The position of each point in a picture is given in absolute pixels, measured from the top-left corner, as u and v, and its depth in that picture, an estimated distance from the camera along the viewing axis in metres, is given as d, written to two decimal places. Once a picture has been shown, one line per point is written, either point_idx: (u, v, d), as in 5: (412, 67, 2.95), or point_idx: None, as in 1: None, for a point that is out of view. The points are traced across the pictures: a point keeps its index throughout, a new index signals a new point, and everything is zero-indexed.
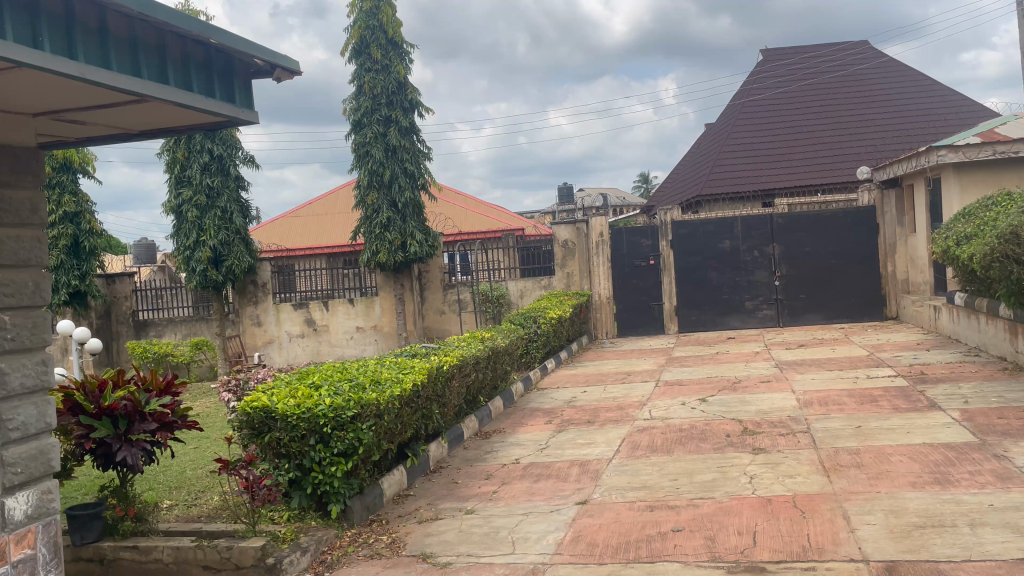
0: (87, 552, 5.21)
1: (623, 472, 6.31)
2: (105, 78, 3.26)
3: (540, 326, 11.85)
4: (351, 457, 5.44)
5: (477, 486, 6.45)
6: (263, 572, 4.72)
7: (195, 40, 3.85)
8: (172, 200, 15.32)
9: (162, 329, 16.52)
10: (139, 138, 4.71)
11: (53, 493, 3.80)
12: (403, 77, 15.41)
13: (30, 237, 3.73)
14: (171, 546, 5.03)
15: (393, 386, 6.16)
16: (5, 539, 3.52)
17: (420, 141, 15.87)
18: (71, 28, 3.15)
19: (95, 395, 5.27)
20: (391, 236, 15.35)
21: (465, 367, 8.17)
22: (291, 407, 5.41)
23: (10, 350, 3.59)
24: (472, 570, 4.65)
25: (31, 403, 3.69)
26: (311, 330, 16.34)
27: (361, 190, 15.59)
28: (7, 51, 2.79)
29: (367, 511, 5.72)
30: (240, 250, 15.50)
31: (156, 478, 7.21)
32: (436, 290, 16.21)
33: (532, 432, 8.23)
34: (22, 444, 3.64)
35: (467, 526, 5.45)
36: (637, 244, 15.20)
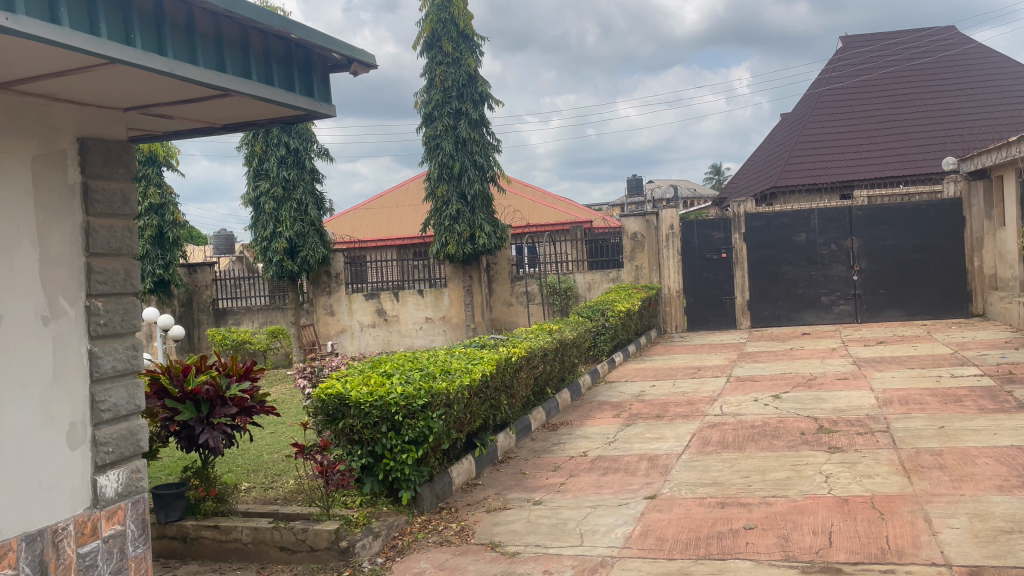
0: (171, 530, 5.42)
1: (693, 467, 6.24)
2: (191, 74, 3.38)
3: (608, 319, 11.77)
4: (421, 445, 5.52)
5: (544, 477, 6.47)
6: (336, 555, 4.85)
7: (275, 35, 3.94)
8: (251, 192, 15.79)
9: (240, 318, 17.05)
10: (221, 131, 4.86)
11: (141, 472, 3.97)
12: (473, 69, 15.47)
13: (121, 227, 3.90)
14: (249, 527, 5.20)
15: (462, 376, 6.23)
16: (96, 515, 3.69)
17: (489, 134, 15.93)
18: (160, 24, 3.26)
19: (180, 379, 5.49)
20: (460, 228, 15.47)
21: (534, 359, 8.20)
22: (364, 394, 5.53)
23: (102, 335, 3.76)
24: (541, 560, 4.67)
25: (121, 386, 3.86)
26: (382, 320, 16.65)
27: (431, 182, 15.75)
28: (102, 49, 2.91)
29: (436, 498, 5.80)
30: (314, 241, 15.83)
31: (234, 461, 7.46)
32: (504, 282, 16.31)
33: (600, 425, 8.20)
34: (113, 425, 3.82)
35: (536, 516, 5.47)
36: (709, 236, 14.93)
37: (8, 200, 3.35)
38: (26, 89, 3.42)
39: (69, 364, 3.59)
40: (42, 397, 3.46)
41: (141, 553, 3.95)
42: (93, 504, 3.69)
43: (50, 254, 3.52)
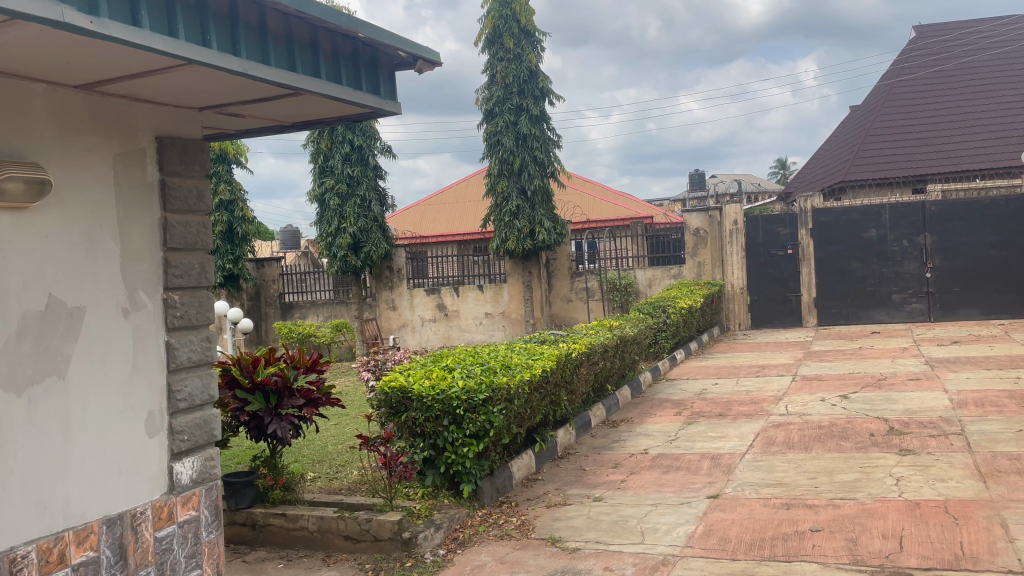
0: (241, 516, 5.60)
1: (757, 467, 6.13)
2: (263, 73, 3.47)
3: (669, 316, 11.63)
4: (482, 439, 5.56)
5: (605, 474, 6.45)
6: (399, 546, 4.93)
7: (344, 35, 4.02)
8: (316, 189, 16.12)
9: (305, 312, 17.47)
10: (291, 130, 4.98)
11: (215, 460, 4.11)
12: (535, 65, 15.45)
13: (197, 223, 4.04)
14: (315, 516, 5.33)
15: (523, 371, 6.26)
16: (172, 500, 3.84)
17: (550, 129, 15.90)
18: (234, 26, 3.36)
19: (250, 370, 5.66)
20: (520, 224, 15.50)
21: (594, 355, 8.17)
22: (427, 388, 5.60)
23: (179, 327, 3.90)
24: (602, 557, 4.65)
25: (196, 376, 4.00)
26: (442, 315, 16.82)
27: (492, 178, 15.80)
28: (179, 50, 3.01)
29: (497, 492, 5.84)
30: (377, 237, 16.15)
31: (300, 452, 7.64)
32: (563, 278, 16.31)
33: (662, 423, 8.11)
34: (189, 414, 3.97)
35: (596, 513, 5.46)
36: (774, 232, 14.62)
37: (91, 196, 3.49)
38: (109, 90, 3.56)
39: (147, 354, 3.73)
40: (123, 386, 3.61)
41: (214, 538, 4.08)
42: (169, 491, 3.84)
43: (130, 248, 3.66)
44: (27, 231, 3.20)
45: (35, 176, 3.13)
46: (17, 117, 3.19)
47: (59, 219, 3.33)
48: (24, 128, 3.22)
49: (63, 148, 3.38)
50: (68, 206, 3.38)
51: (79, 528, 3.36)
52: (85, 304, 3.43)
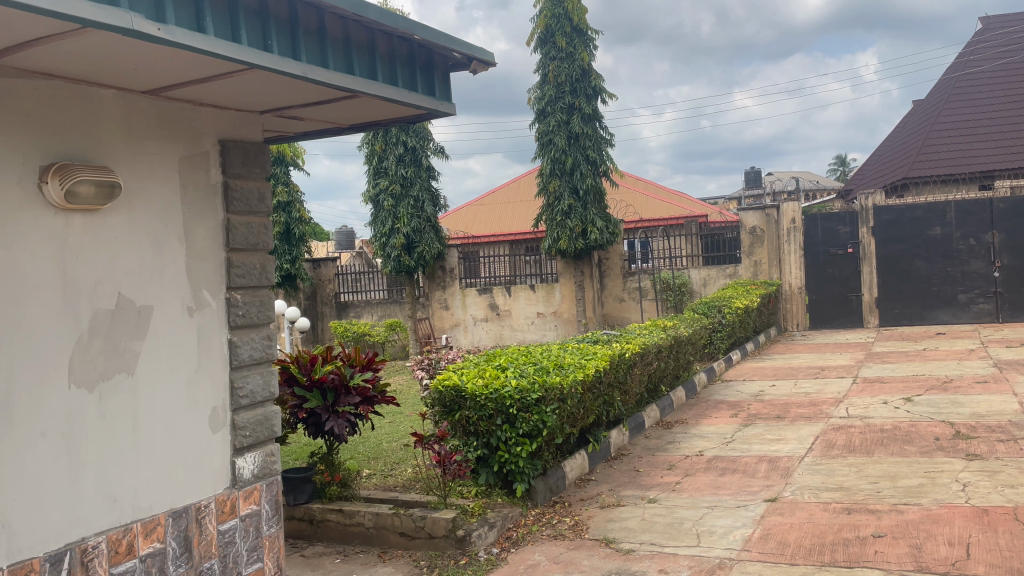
0: (299, 511, 5.72)
1: (817, 471, 6.00)
2: (323, 76, 3.54)
3: (725, 316, 11.47)
4: (535, 438, 5.55)
5: (659, 475, 6.39)
6: (453, 543, 4.97)
7: (400, 37, 4.07)
8: (370, 190, 16.32)
9: (360, 311, 17.76)
10: (348, 132, 5.05)
11: (275, 456, 4.20)
12: (587, 64, 15.38)
13: (258, 223, 4.13)
14: (371, 512, 5.40)
15: (576, 371, 6.24)
16: (235, 495, 3.94)
17: (603, 128, 15.81)
18: (294, 31, 3.42)
19: (308, 368, 5.77)
20: (572, 223, 15.46)
21: (648, 355, 8.10)
22: (480, 386, 5.64)
23: (241, 325, 4.00)
24: (657, 559, 4.61)
25: (257, 373, 4.10)
26: (494, 315, 16.89)
27: (544, 177, 15.78)
28: (241, 55, 3.09)
29: (550, 492, 5.83)
30: (430, 237, 16.31)
31: (356, 449, 7.76)
32: (616, 278, 16.23)
33: (717, 424, 8.01)
34: (251, 410, 4.07)
35: (651, 515, 5.41)
36: (833, 230, 14.30)
37: (158, 198, 3.60)
38: (175, 96, 3.66)
39: (211, 351, 3.83)
40: (189, 382, 3.71)
41: (275, 532, 4.15)
42: (232, 485, 3.94)
43: (194, 248, 3.76)
44: (99, 233, 3.32)
45: (105, 179, 3.24)
46: (88, 122, 3.31)
47: (127, 221, 3.45)
48: (95, 133, 3.34)
49: (131, 152, 3.49)
50: (136, 207, 3.49)
51: (146, 520, 3.47)
52: (152, 303, 3.54)
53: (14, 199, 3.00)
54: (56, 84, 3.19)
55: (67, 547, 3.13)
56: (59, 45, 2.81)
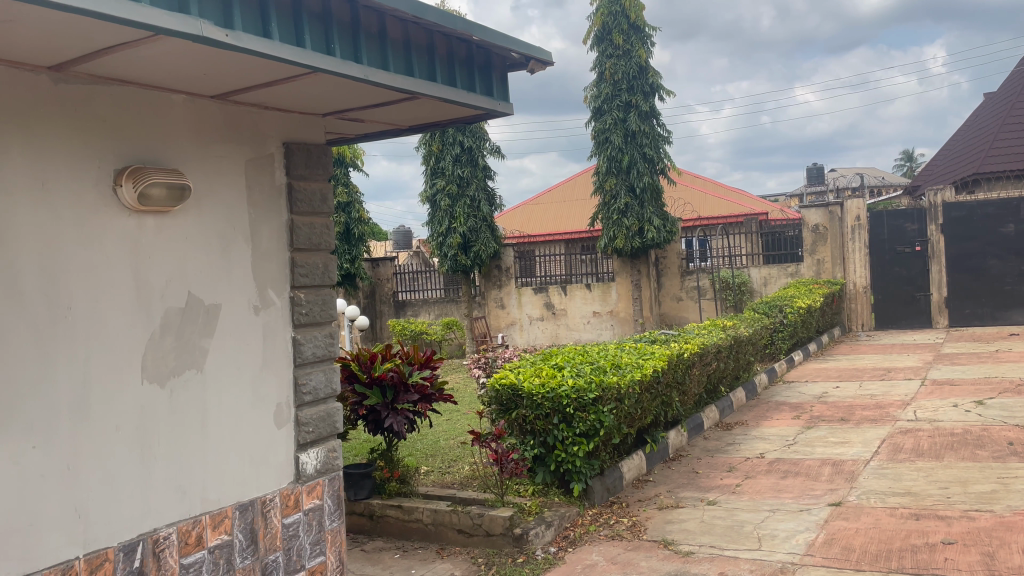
0: (359, 506, 5.82)
1: (883, 475, 5.84)
2: (384, 79, 3.59)
3: (787, 316, 11.25)
4: (592, 438, 5.53)
5: (719, 477, 6.30)
6: (511, 542, 4.99)
7: (458, 38, 4.09)
8: (428, 190, 16.46)
9: (418, 310, 17.97)
10: (407, 133, 5.11)
11: (337, 451, 4.28)
12: (645, 60, 15.22)
13: (320, 224, 4.21)
14: (430, 508, 5.46)
15: (634, 371, 6.20)
16: (298, 489, 4.03)
17: (660, 125, 15.65)
18: (356, 34, 3.48)
19: (368, 365, 5.88)
20: (629, 222, 15.35)
21: (706, 356, 7.99)
22: (536, 385, 5.64)
23: (304, 323, 4.09)
24: (717, 562, 4.55)
25: (320, 370, 4.18)
26: (550, 314, 16.88)
27: (600, 176, 15.69)
28: (306, 59, 3.16)
29: (607, 492, 5.80)
30: (486, 237, 16.39)
31: (414, 446, 7.86)
32: (674, 277, 16.05)
33: (778, 426, 7.85)
34: (314, 407, 4.16)
35: (710, 517, 5.34)
36: (901, 228, 13.90)
37: (225, 200, 3.70)
38: (241, 100, 3.76)
39: (276, 348, 3.93)
40: (254, 378, 3.81)
41: (337, 526, 4.23)
42: (296, 479, 4.03)
43: (260, 248, 3.86)
44: (170, 234, 3.43)
45: (176, 181, 3.34)
46: (159, 127, 3.43)
47: (197, 222, 3.55)
48: (166, 137, 3.45)
49: (200, 155, 3.60)
50: (204, 208, 3.59)
51: (215, 513, 3.58)
52: (220, 302, 3.65)
53: (90, 201, 3.12)
54: (129, 89, 3.30)
55: (140, 537, 3.24)
56: (133, 52, 2.91)
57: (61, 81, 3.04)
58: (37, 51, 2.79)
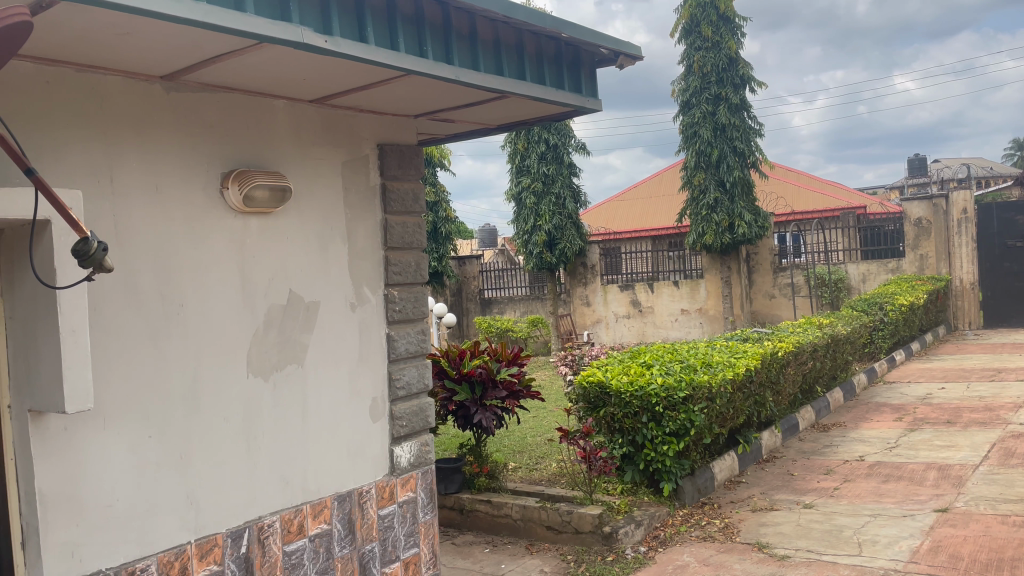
0: (450, 500, 5.91)
1: (994, 481, 5.54)
2: (475, 79, 3.63)
3: (887, 314, 10.83)
4: (683, 437, 5.46)
5: (816, 480, 6.10)
6: (600, 540, 4.97)
7: (548, 36, 4.10)
8: (513, 188, 16.54)
9: (504, 307, 18.13)
10: (495, 133, 5.16)
11: (430, 445, 4.36)
12: (734, 52, 14.84)
13: (413, 223, 4.31)
14: (519, 504, 5.50)
15: (725, 370, 6.08)
16: (393, 481, 4.13)
17: (751, 118, 15.25)
18: (447, 36, 3.53)
19: (457, 362, 5.97)
20: (718, 217, 15.04)
21: (802, 355, 7.76)
22: (625, 383, 5.61)
23: (397, 320, 4.19)
24: (815, 567, 4.42)
25: (413, 366, 4.28)
26: (637, 311, 16.74)
27: (688, 171, 15.41)
28: (399, 62, 3.22)
29: (698, 493, 5.70)
30: (572, 234, 16.36)
31: (502, 442, 7.93)
32: (766, 273, 15.62)
33: (879, 429, 7.55)
34: (407, 401, 4.26)
35: (807, 521, 5.18)
36: (1012, 220, 13.31)
37: (323, 201, 3.83)
38: (338, 103, 3.87)
39: (371, 344, 4.04)
40: (351, 373, 3.93)
41: (430, 519, 4.31)
42: (391, 472, 4.13)
43: (356, 247, 3.98)
44: (273, 233, 3.57)
45: (278, 183, 3.48)
46: (263, 132, 3.57)
47: (297, 221, 3.69)
48: (268, 140, 3.59)
49: (300, 157, 3.73)
50: (303, 210, 3.73)
51: (315, 502, 3.71)
52: (319, 299, 3.78)
53: (200, 203, 3.28)
54: (234, 95, 3.45)
55: (246, 524, 3.39)
56: (239, 60, 3.03)
57: (173, 89, 3.20)
58: (152, 61, 2.94)
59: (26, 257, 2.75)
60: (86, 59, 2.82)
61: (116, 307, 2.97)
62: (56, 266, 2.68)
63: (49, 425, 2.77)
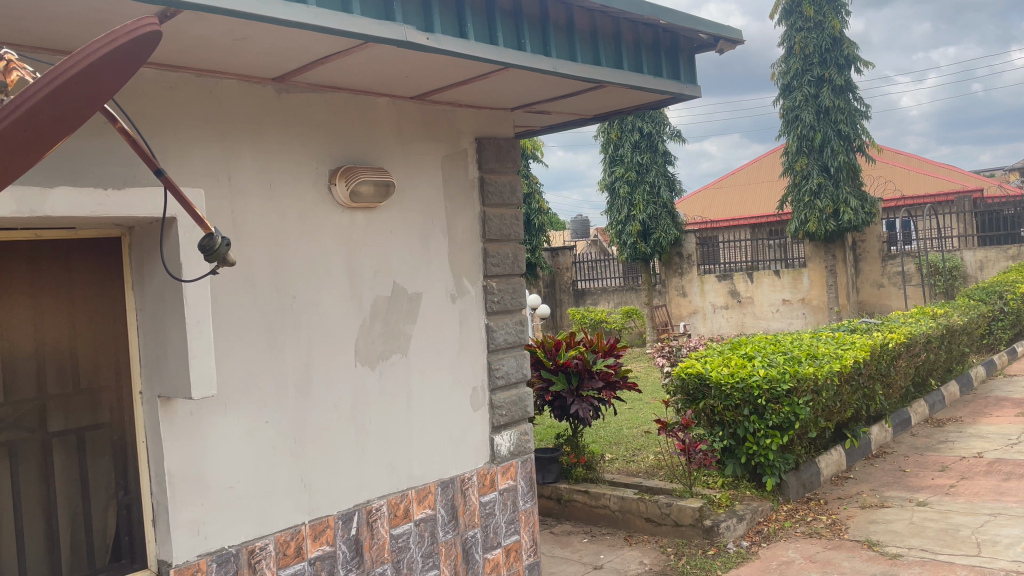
0: (548, 490, 5.96)
1: None
2: (573, 70, 3.63)
3: (1008, 304, 10.20)
4: (787, 431, 5.33)
5: (930, 477, 5.83)
6: (701, 533, 4.92)
7: (645, 23, 4.06)
8: (607, 178, 16.44)
9: (598, 298, 18.05)
10: (591, 123, 5.14)
11: (528, 435, 4.43)
12: (839, 31, 14.23)
13: (510, 215, 4.36)
14: (617, 495, 5.50)
15: (832, 362, 5.89)
16: (494, 469, 4.20)
17: (856, 99, 14.62)
18: (545, 28, 3.55)
19: (553, 353, 6.01)
20: (822, 204, 14.49)
21: (915, 346, 7.41)
22: (725, 375, 5.51)
23: (496, 311, 4.25)
24: (929, 566, 4.24)
25: (511, 356, 4.34)
26: (735, 302, 16.33)
27: (790, 156, 14.92)
28: (497, 56, 3.26)
29: (803, 488, 5.55)
30: (667, 223, 16.05)
31: (598, 433, 7.91)
32: (874, 261, 14.99)
33: (1000, 424, 7.13)
34: (506, 391, 4.33)
35: (921, 519, 4.97)
36: None
37: (425, 195, 3.93)
38: (437, 99, 3.95)
39: (471, 335, 4.12)
40: (453, 362, 4.02)
41: (530, 507, 4.37)
42: (491, 460, 4.21)
43: (456, 239, 4.07)
44: (378, 226, 3.69)
45: (383, 179, 3.58)
46: (367, 128, 3.69)
47: (400, 214, 3.80)
48: (373, 137, 3.71)
49: (402, 152, 3.83)
50: (406, 205, 3.83)
51: (420, 488, 3.81)
52: (421, 291, 3.88)
53: (310, 199, 3.42)
54: (340, 95, 3.56)
55: (356, 507, 3.52)
56: (344, 60, 3.14)
57: (284, 91, 3.35)
58: (265, 64, 3.08)
59: (155, 253, 2.94)
60: (205, 64, 2.97)
61: (236, 300, 3.14)
62: (183, 260, 2.85)
63: (176, 410, 2.96)
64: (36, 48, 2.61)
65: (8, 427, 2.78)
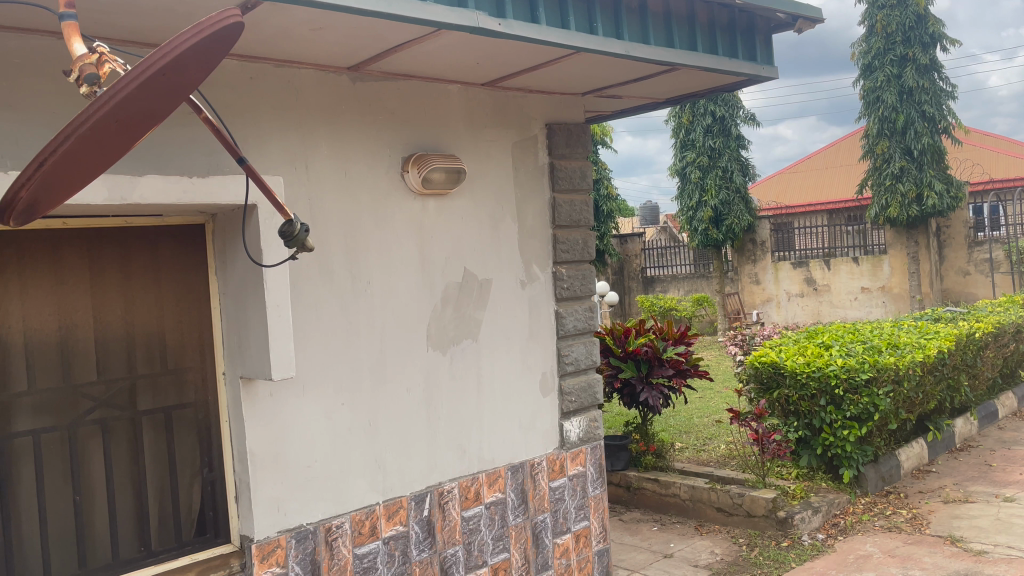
0: (617, 477, 5.93)
1: None
2: (645, 53, 3.58)
3: None
4: (865, 422, 5.18)
5: (1018, 472, 5.58)
6: (775, 524, 4.82)
7: (720, 4, 3.98)
8: (677, 164, 16.25)
9: (667, 286, 17.81)
10: (663, 107, 5.07)
11: (598, 421, 4.42)
12: (923, 8, 13.64)
13: (580, 201, 4.34)
14: (687, 484, 5.43)
15: (914, 351, 5.68)
16: (563, 455, 4.21)
17: (942, 78, 14.01)
18: (617, 12, 3.51)
19: (622, 340, 5.96)
20: (904, 188, 13.96)
21: (1004, 336, 7.09)
22: (801, 364, 5.38)
23: (566, 297, 4.25)
24: (1016, 564, 4.06)
25: (581, 342, 4.34)
26: (811, 290, 15.87)
27: (870, 139, 14.44)
28: (569, 40, 3.24)
29: (882, 481, 5.38)
30: (739, 208, 15.65)
31: (668, 422, 7.84)
32: (959, 248, 14.34)
33: None
34: (576, 377, 4.33)
35: (1008, 515, 4.76)
36: None
37: (495, 182, 3.94)
38: (508, 86, 3.95)
39: (541, 321, 4.13)
40: (523, 348, 4.04)
41: (600, 494, 4.36)
42: (561, 446, 4.22)
43: (526, 226, 4.07)
44: (449, 213, 3.73)
45: (454, 165, 3.60)
46: (439, 116, 3.72)
47: (470, 201, 3.83)
48: (444, 124, 3.74)
49: (473, 139, 3.85)
50: (477, 192, 3.86)
51: (490, 471, 3.86)
52: (492, 277, 3.91)
53: (383, 186, 3.48)
54: (412, 83, 3.60)
55: (428, 489, 3.58)
56: (417, 48, 3.17)
57: (358, 79, 3.40)
58: (340, 53, 3.13)
59: (237, 239, 3.04)
60: (284, 55, 3.05)
61: (312, 284, 3.22)
62: (263, 246, 2.93)
63: (257, 391, 3.06)
64: (126, 41, 2.73)
65: (100, 405, 2.92)
